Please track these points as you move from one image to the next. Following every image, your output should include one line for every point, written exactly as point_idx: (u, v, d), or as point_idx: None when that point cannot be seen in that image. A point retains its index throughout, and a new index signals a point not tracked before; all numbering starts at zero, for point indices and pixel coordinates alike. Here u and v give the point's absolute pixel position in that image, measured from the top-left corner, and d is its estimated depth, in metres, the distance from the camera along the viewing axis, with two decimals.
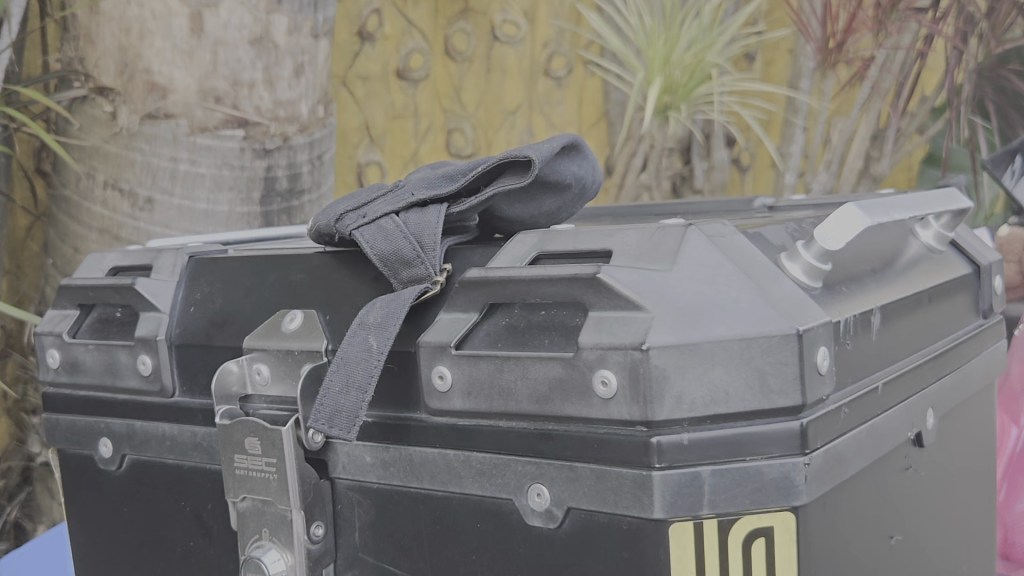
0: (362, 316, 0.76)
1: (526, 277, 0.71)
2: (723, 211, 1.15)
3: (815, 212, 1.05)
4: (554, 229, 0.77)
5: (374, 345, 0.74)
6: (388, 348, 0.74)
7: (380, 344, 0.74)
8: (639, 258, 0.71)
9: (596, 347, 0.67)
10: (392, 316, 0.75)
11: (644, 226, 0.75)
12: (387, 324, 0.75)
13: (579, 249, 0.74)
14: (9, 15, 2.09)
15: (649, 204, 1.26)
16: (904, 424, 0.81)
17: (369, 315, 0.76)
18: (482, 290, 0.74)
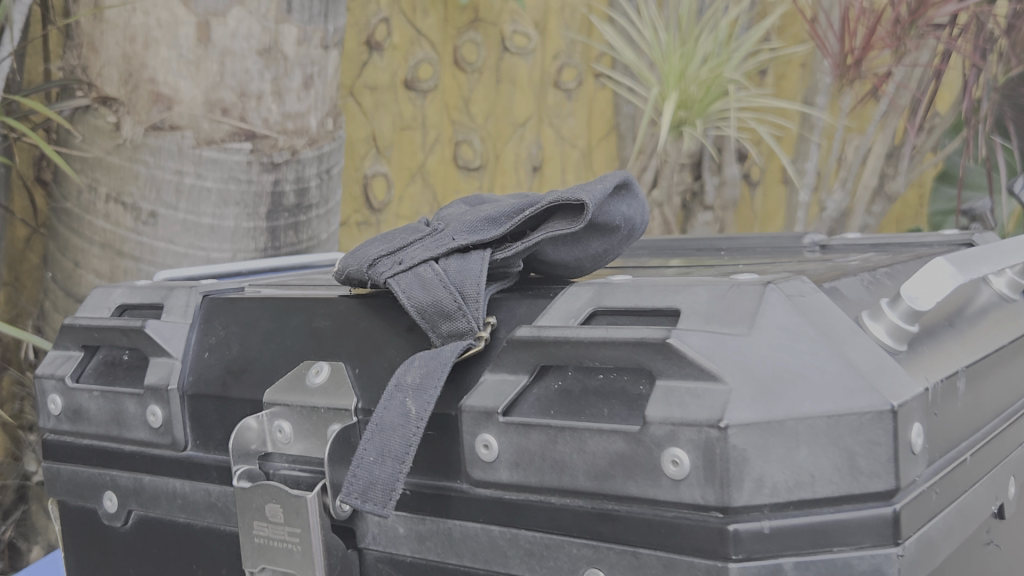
0: (399, 376, 0.69)
1: (585, 338, 0.64)
2: (770, 249, 1.08)
3: (875, 252, 0.98)
4: (611, 281, 0.70)
5: (413, 410, 0.67)
6: (428, 414, 0.67)
7: (420, 410, 0.67)
8: (711, 319, 0.63)
9: (666, 422, 0.60)
10: (432, 378, 0.68)
11: (712, 281, 0.67)
12: (427, 388, 0.68)
13: (642, 306, 0.67)
14: (11, 21, 2.00)
15: (686, 238, 1.19)
16: (988, 498, 0.74)
17: (407, 376, 0.69)
18: (533, 350, 0.67)
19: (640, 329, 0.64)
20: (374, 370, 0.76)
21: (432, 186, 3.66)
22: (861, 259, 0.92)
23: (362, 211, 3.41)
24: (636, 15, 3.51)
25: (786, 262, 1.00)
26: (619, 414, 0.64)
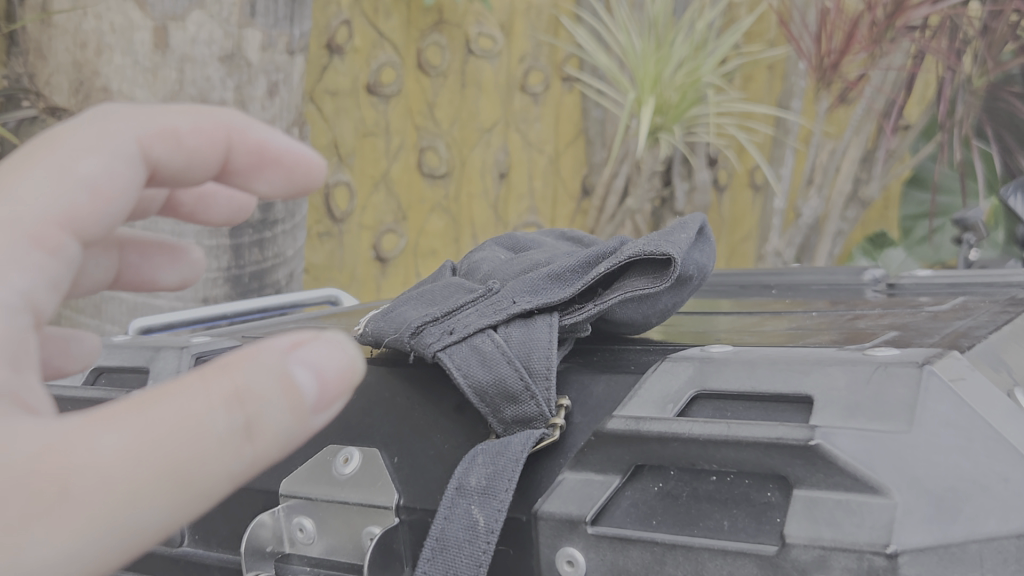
0: (459, 480, 0.56)
1: (699, 436, 0.52)
2: (829, 288, 0.97)
3: (957, 292, 0.87)
4: (714, 358, 0.58)
5: (482, 520, 0.54)
6: (501, 524, 0.54)
7: (491, 519, 0.54)
8: (855, 411, 0.51)
9: (813, 545, 0.48)
10: (504, 479, 0.55)
11: (845, 358, 0.55)
12: (497, 492, 0.55)
13: (761, 389, 0.55)
14: None
15: (722, 272, 1.07)
16: None
17: (469, 477, 0.56)
18: (629, 447, 0.54)
19: (770, 424, 0.52)
20: (417, 460, 0.64)
21: (394, 194, 3.50)
22: (953, 305, 0.81)
23: (323, 222, 3.25)
24: (606, 15, 3.37)
25: (855, 304, 0.89)
26: (744, 528, 0.51)
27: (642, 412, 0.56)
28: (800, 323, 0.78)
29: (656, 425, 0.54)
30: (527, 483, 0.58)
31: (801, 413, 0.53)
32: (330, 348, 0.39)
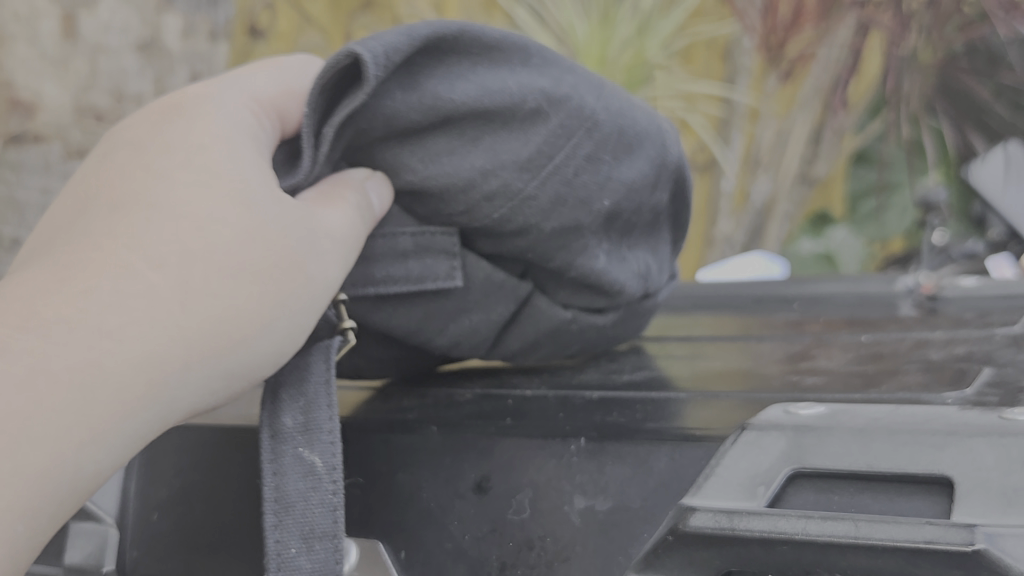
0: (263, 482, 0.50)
1: (819, 540, 0.40)
2: (856, 302, 0.86)
3: (1010, 305, 0.78)
4: (810, 430, 0.46)
5: (320, 461, 0.50)
6: (340, 461, 0.50)
7: (330, 460, 0.50)
8: (1015, 503, 0.39)
9: None
10: (319, 414, 0.51)
11: (983, 426, 0.44)
12: (322, 433, 0.51)
13: (879, 469, 0.43)
14: None
15: (729, 286, 0.97)
16: None
17: (283, 420, 0.52)
18: (721, 550, 0.42)
19: (908, 521, 0.40)
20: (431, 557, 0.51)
21: None
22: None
23: None
24: None
25: (899, 322, 0.78)
26: None
27: (728, 498, 0.44)
28: (856, 353, 0.67)
29: (757, 522, 0.42)
30: None
31: (934, 499, 0.42)
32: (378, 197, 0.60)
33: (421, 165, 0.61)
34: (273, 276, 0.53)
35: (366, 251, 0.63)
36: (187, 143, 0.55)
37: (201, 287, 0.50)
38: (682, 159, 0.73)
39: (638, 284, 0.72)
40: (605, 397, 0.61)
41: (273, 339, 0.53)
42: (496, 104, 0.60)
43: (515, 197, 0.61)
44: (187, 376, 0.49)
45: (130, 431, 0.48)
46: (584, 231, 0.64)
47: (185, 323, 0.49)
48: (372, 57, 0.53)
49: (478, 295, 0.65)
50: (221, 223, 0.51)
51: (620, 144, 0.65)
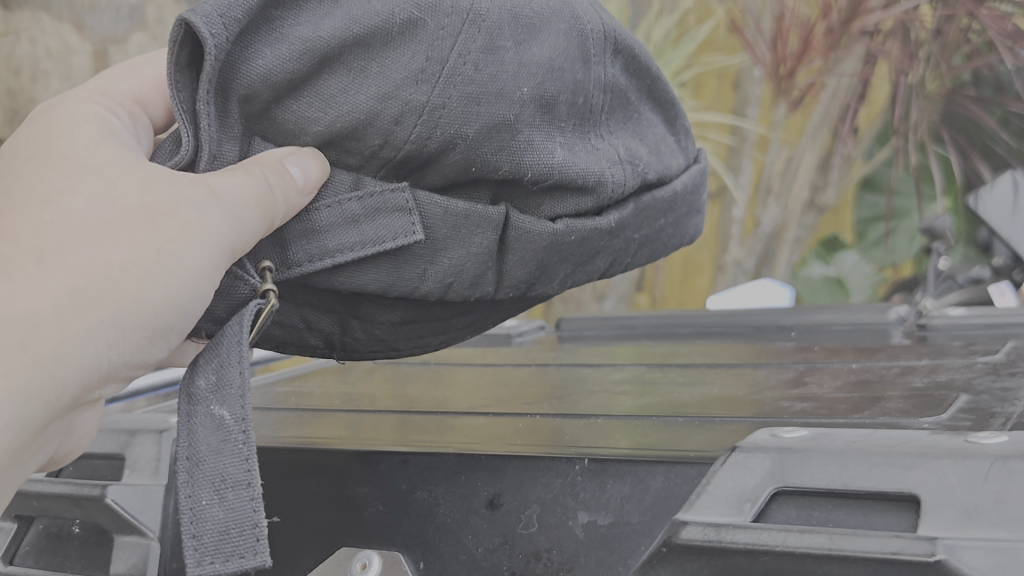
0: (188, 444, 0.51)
1: (797, 551, 0.45)
2: (850, 330, 0.91)
3: (994, 335, 0.82)
4: (792, 449, 0.51)
5: (228, 415, 0.52)
6: (248, 411, 0.52)
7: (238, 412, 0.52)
8: (975, 516, 0.44)
9: None
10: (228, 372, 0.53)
11: (951, 447, 0.49)
12: (229, 390, 0.52)
13: (854, 486, 0.48)
14: None
15: (728, 313, 1.01)
16: None
17: (197, 382, 0.53)
18: (708, 561, 0.47)
19: (878, 533, 0.44)
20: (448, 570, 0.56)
21: None
22: (1005, 353, 0.75)
23: None
24: None
25: (889, 350, 0.82)
26: None
27: (717, 513, 0.49)
28: (846, 380, 0.72)
29: (742, 535, 0.46)
30: None
31: (904, 515, 0.46)
32: (314, 162, 0.60)
33: (331, 93, 0.58)
34: (149, 231, 0.56)
35: (315, 225, 0.61)
36: (62, 133, 0.60)
37: (58, 248, 0.54)
38: (610, 26, 0.70)
39: (615, 173, 0.70)
40: (609, 421, 0.66)
41: (158, 293, 0.56)
42: (369, 26, 0.58)
43: (426, 111, 0.59)
44: (66, 332, 0.54)
45: (26, 388, 0.53)
46: (516, 124, 0.63)
47: (48, 283, 0.53)
48: (201, 18, 0.54)
49: (445, 232, 0.64)
50: (74, 192, 0.56)
51: (519, 25, 0.63)
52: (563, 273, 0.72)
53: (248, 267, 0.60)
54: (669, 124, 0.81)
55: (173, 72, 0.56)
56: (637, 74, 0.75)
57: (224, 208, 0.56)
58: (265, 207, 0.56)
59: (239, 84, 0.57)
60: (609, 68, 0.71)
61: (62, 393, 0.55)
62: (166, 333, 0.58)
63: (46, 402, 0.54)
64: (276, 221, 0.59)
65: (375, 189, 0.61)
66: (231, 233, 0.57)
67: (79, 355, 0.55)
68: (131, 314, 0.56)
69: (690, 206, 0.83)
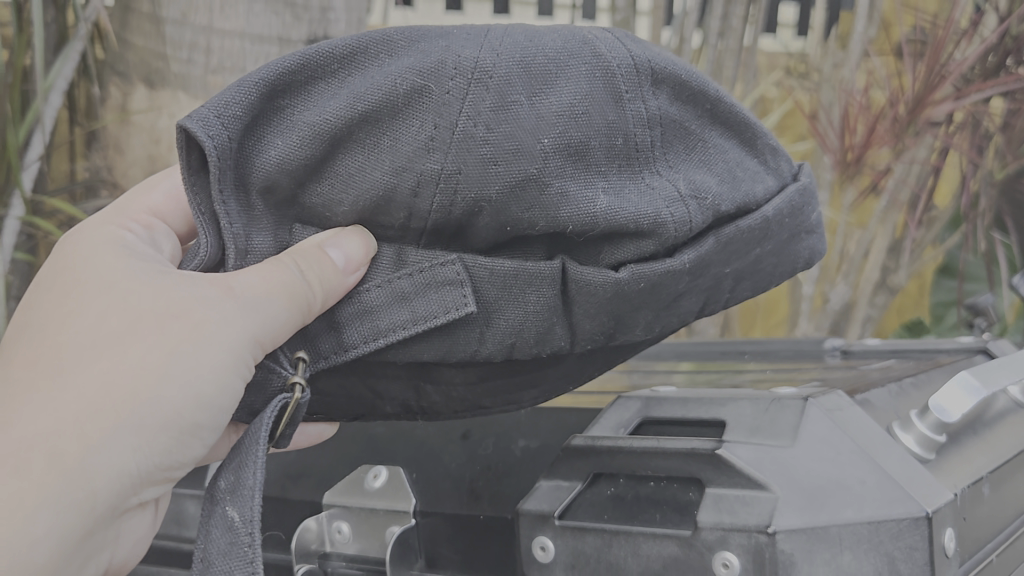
0: (214, 528, 0.65)
1: (638, 448, 0.69)
2: (792, 353, 1.14)
3: (895, 359, 1.04)
4: (658, 395, 0.75)
5: (239, 518, 0.64)
6: (253, 512, 0.64)
7: (248, 514, 0.64)
8: (756, 431, 0.68)
9: (717, 527, 0.64)
10: (248, 475, 0.66)
11: (754, 395, 0.72)
12: (245, 492, 0.65)
13: (689, 416, 0.72)
14: (42, 122, 2.02)
15: (707, 341, 1.24)
16: None
17: (223, 487, 0.67)
18: (587, 458, 0.72)
19: (689, 439, 0.69)
20: (433, 480, 0.81)
21: None
22: (884, 364, 0.99)
23: None
24: None
25: (812, 368, 1.05)
26: (670, 519, 0.68)
27: (601, 433, 0.73)
28: (753, 383, 0.95)
29: (608, 440, 0.71)
30: (516, 491, 0.77)
31: (716, 434, 0.71)
32: (354, 242, 0.72)
33: (355, 168, 0.71)
34: (166, 345, 0.71)
35: (368, 308, 0.74)
36: (84, 269, 0.78)
37: (78, 366, 0.70)
38: (649, 59, 0.75)
39: (675, 211, 0.74)
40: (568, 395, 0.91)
41: (175, 393, 0.71)
42: (369, 103, 0.69)
43: (440, 179, 0.69)
44: (89, 441, 0.68)
45: (60, 494, 0.68)
46: (541, 177, 0.70)
47: (69, 398, 0.69)
48: (195, 121, 0.68)
49: (496, 294, 0.73)
50: (102, 319, 0.72)
51: (531, 78, 0.70)
52: (645, 320, 0.79)
53: (281, 359, 0.76)
54: (757, 154, 0.85)
55: (189, 177, 0.70)
56: (697, 105, 0.80)
57: (241, 301, 0.71)
58: (296, 294, 0.70)
59: (260, 176, 0.71)
60: (655, 103, 0.76)
61: (94, 502, 0.71)
62: (191, 430, 0.73)
63: (80, 510, 0.70)
64: (316, 305, 0.73)
65: (424, 266, 0.73)
66: (251, 321, 0.71)
67: (106, 465, 0.70)
68: (151, 415, 0.70)
69: (794, 231, 0.85)
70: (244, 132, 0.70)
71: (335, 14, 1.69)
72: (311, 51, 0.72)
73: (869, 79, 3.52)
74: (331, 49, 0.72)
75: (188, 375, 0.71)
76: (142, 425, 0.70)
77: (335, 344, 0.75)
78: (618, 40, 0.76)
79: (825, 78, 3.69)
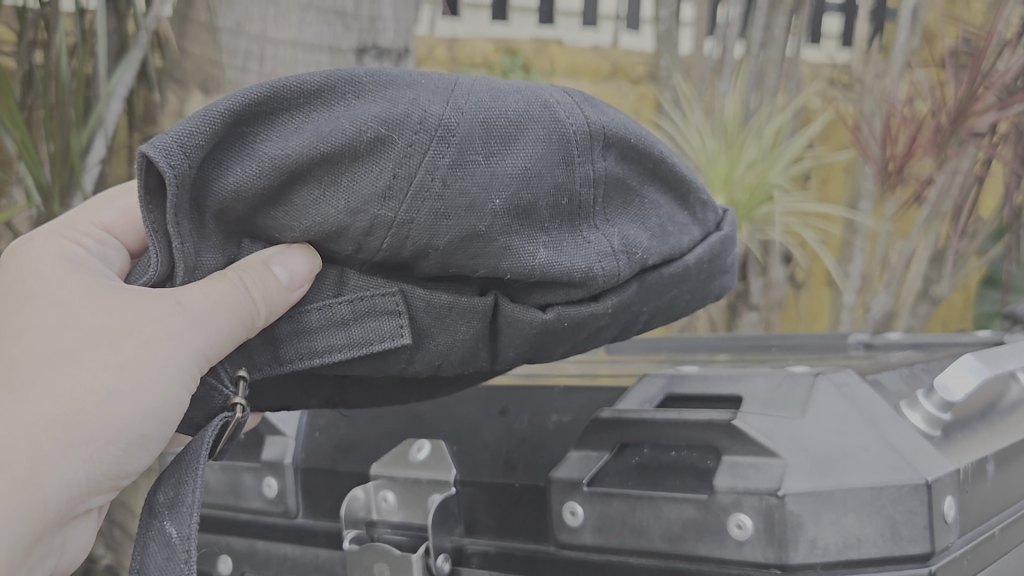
0: (149, 531, 0.70)
1: (662, 420, 0.75)
2: (818, 347, 1.19)
3: (916, 352, 1.09)
4: (680, 372, 0.81)
5: (177, 533, 0.69)
6: (192, 530, 0.69)
7: (186, 531, 0.69)
8: (770, 403, 0.74)
9: (731, 491, 0.70)
10: (187, 492, 0.70)
11: (769, 372, 0.78)
12: (184, 508, 0.70)
13: (709, 391, 0.78)
14: (103, 127, 2.10)
15: (739, 337, 1.29)
16: (1002, 563, 0.85)
17: (161, 500, 0.71)
18: (613, 430, 0.78)
19: (709, 411, 0.74)
20: (472, 452, 0.87)
21: None
22: (906, 356, 1.03)
23: None
24: (682, 122, 3.45)
25: (836, 359, 1.10)
26: (690, 484, 0.73)
27: (627, 406, 0.79)
28: None
29: (633, 412, 0.77)
30: (548, 460, 0.83)
31: (735, 407, 0.76)
32: (301, 260, 0.73)
33: (306, 204, 0.71)
34: (114, 357, 0.72)
35: (306, 327, 0.77)
36: (34, 277, 0.77)
37: (29, 381, 0.71)
38: (601, 123, 0.77)
39: (606, 265, 0.78)
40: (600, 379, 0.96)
41: (124, 404, 0.73)
42: (331, 144, 0.69)
43: (393, 225, 0.71)
44: (41, 450, 0.70)
45: (15, 505, 0.70)
46: (487, 233, 0.73)
47: (20, 414, 0.70)
48: (156, 149, 0.66)
49: (430, 321, 0.78)
50: (49, 329, 0.73)
51: (490, 140, 0.72)
52: (563, 347, 0.83)
53: (223, 376, 0.77)
54: (679, 201, 0.88)
55: (146, 199, 0.68)
56: (636, 157, 0.82)
57: (188, 318, 0.72)
58: (239, 310, 0.71)
59: (211, 200, 0.71)
60: (602, 163, 0.78)
61: (45, 509, 0.73)
62: (139, 440, 0.75)
63: (31, 519, 0.72)
64: (259, 320, 0.73)
65: (363, 295, 0.76)
66: (198, 336, 0.72)
67: (57, 471, 0.72)
68: (102, 426, 0.72)
69: (706, 273, 0.90)
70: (202, 158, 0.69)
71: (385, 23, 1.74)
72: (278, 82, 0.70)
73: (912, 90, 3.54)
74: (298, 81, 0.71)
75: (136, 386, 0.72)
76: (92, 434, 0.72)
77: (269, 357, 0.78)
78: (577, 103, 0.77)
79: (868, 88, 3.71)
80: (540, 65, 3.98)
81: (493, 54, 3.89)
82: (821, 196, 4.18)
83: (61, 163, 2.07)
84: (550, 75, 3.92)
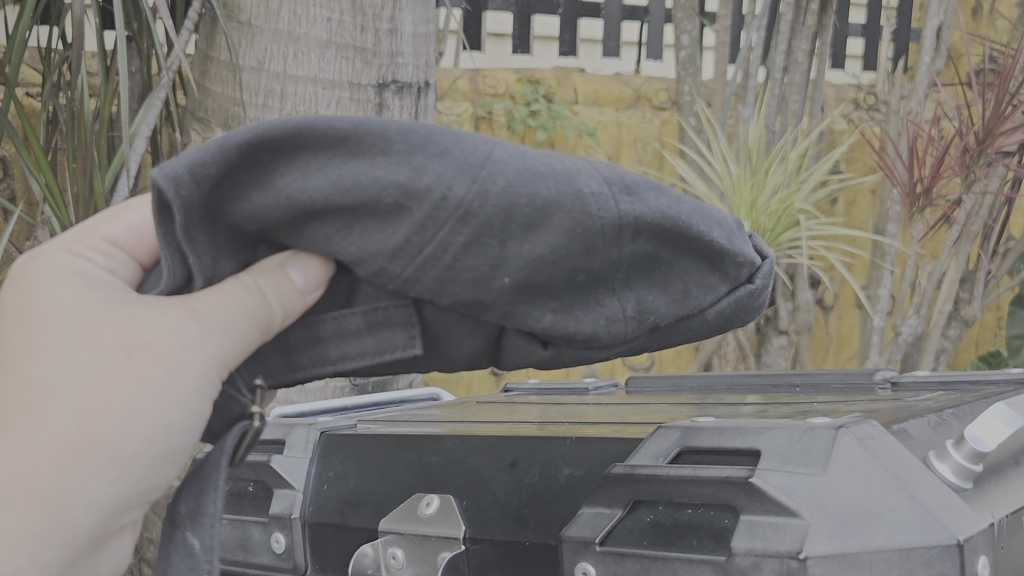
0: (175, 532, 0.72)
1: (675, 477, 0.71)
2: (843, 385, 1.16)
3: (944, 391, 1.05)
4: (696, 424, 0.77)
5: (200, 545, 0.71)
6: (212, 542, 0.70)
7: (209, 542, 0.70)
8: (789, 459, 0.70)
9: (750, 552, 0.66)
10: (209, 503, 0.72)
11: (790, 424, 0.74)
12: (205, 519, 0.71)
13: (726, 445, 0.74)
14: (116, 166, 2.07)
15: (764, 373, 1.26)
16: None
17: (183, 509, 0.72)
18: (626, 486, 0.74)
19: (726, 471, 0.70)
20: (482, 505, 0.84)
21: None
22: (934, 397, 1.00)
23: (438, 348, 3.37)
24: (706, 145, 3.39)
25: (865, 398, 1.07)
26: (706, 545, 0.71)
27: (641, 462, 0.75)
28: (798, 413, 0.98)
29: (644, 468, 0.73)
30: (558, 517, 0.79)
31: (753, 462, 0.73)
32: (319, 267, 0.74)
33: (320, 238, 0.72)
34: (129, 374, 0.69)
35: (320, 335, 0.77)
36: (37, 293, 0.71)
37: (47, 403, 0.68)
38: (641, 215, 0.73)
39: (614, 330, 0.76)
40: (616, 427, 0.93)
41: (145, 419, 0.70)
42: (347, 198, 0.69)
43: (398, 280, 0.71)
44: (65, 474, 0.68)
45: (42, 528, 0.68)
46: (496, 305, 0.72)
47: (41, 436, 0.68)
48: (167, 179, 0.66)
49: (440, 330, 0.78)
50: (61, 345, 0.69)
51: (510, 227, 0.69)
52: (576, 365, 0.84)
53: (241, 384, 0.77)
54: (721, 268, 0.80)
55: (157, 216, 0.67)
56: (680, 244, 0.77)
57: (203, 328, 0.69)
58: (255, 314, 0.71)
59: (225, 218, 0.71)
60: (633, 247, 0.74)
61: (77, 527, 0.70)
62: (166, 454, 0.72)
63: (62, 542, 0.70)
64: (275, 323, 0.72)
65: (378, 306, 0.76)
66: (215, 345, 0.70)
67: (86, 492, 0.69)
68: (123, 443, 0.69)
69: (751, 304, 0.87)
70: (216, 185, 0.69)
71: (404, 58, 1.71)
72: (305, 127, 0.69)
73: (937, 111, 3.47)
74: (329, 128, 0.69)
75: (159, 401, 0.70)
76: (114, 451, 0.69)
77: (282, 364, 0.77)
78: (616, 189, 0.72)
79: (892, 110, 3.64)
80: (564, 93, 3.95)
81: (517, 83, 3.85)
82: (848, 218, 4.11)
83: (85, 204, 2.03)
84: (571, 104, 3.88)
